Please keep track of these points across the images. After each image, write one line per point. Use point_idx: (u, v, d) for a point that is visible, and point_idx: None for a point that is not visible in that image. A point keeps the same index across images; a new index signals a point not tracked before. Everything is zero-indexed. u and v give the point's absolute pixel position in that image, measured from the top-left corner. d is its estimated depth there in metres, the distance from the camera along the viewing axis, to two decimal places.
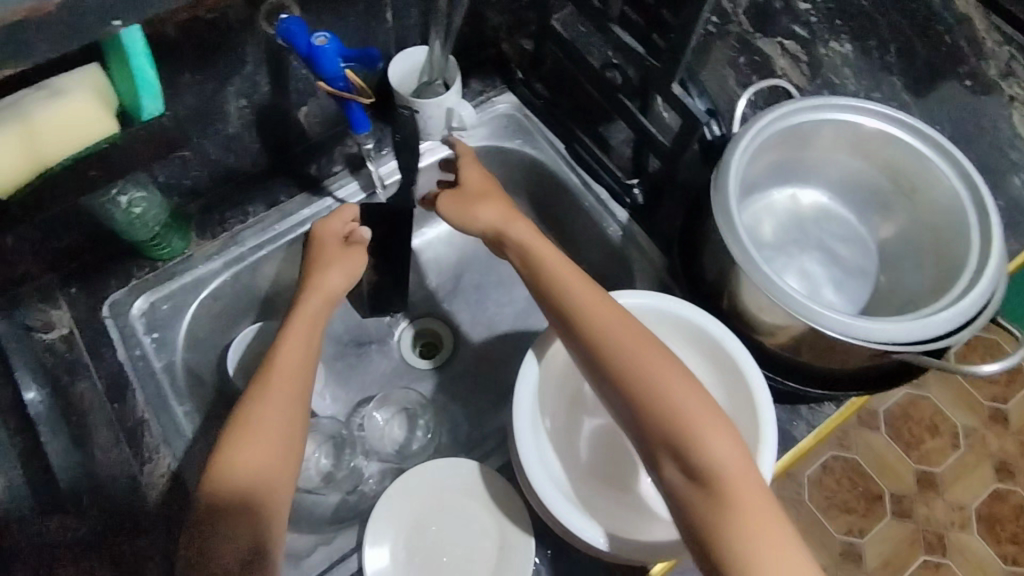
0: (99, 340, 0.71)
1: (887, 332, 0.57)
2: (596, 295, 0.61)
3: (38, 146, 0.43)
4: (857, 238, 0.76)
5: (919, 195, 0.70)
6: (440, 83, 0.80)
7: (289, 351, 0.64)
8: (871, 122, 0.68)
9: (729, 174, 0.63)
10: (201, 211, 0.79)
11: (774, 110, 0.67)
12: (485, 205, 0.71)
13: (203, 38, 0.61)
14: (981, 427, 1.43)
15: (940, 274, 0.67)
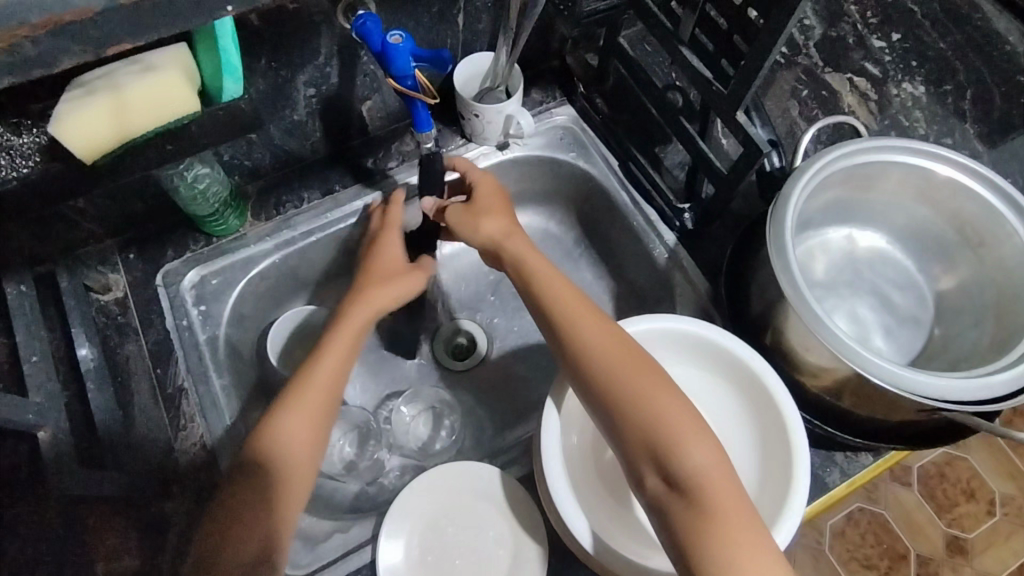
0: (151, 307, 0.73)
1: (940, 388, 0.55)
2: (581, 305, 0.62)
3: (125, 117, 0.45)
4: (913, 286, 0.74)
5: (986, 248, 0.67)
6: (502, 90, 0.82)
7: (333, 349, 0.65)
8: (941, 169, 0.66)
9: (787, 208, 0.62)
10: (258, 192, 0.81)
11: (841, 147, 0.65)
12: (490, 215, 0.71)
13: (284, 26, 0.63)
14: (1019, 496, 1.37)
15: (1001, 332, 0.64)
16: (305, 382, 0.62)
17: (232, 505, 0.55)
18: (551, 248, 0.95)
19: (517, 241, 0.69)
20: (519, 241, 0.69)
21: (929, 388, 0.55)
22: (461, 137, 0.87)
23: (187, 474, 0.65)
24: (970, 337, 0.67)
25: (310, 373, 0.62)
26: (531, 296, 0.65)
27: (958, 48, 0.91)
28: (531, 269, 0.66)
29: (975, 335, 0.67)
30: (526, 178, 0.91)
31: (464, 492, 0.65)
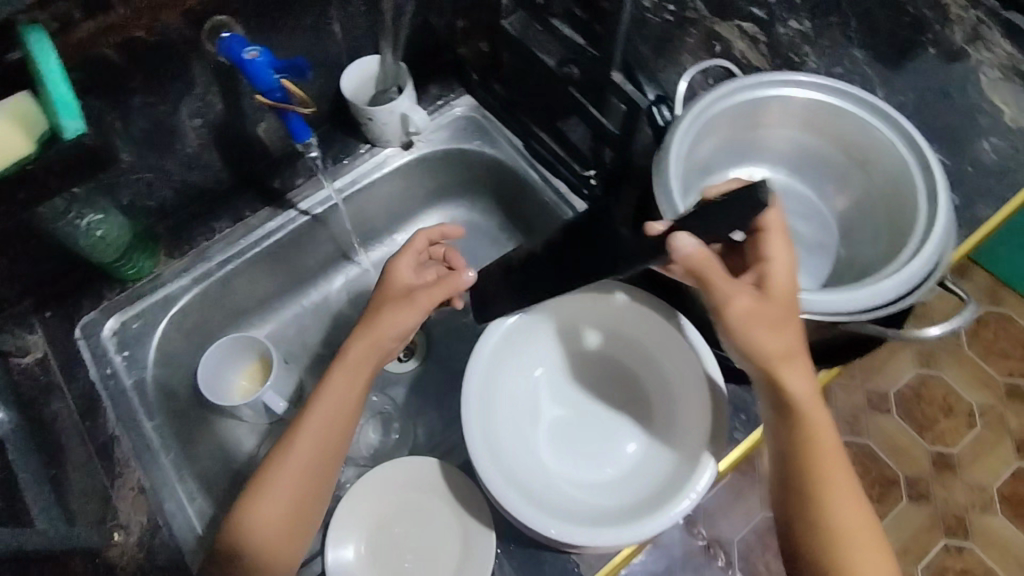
0: (73, 362, 0.73)
1: (838, 304, 0.57)
2: (839, 459, 0.56)
3: None
4: (815, 213, 0.76)
5: (871, 164, 0.69)
6: (394, 89, 0.83)
7: (335, 387, 0.63)
8: (815, 96, 0.68)
9: (670, 160, 0.63)
10: (170, 230, 0.80)
11: (716, 90, 0.66)
12: (779, 337, 0.54)
13: (149, 61, 0.63)
14: (996, 403, 1.40)
15: (894, 241, 0.66)
16: (303, 435, 0.61)
17: (235, 562, 0.57)
18: (478, 238, 0.95)
19: (798, 378, 0.55)
20: (795, 377, 0.55)
21: (828, 305, 0.57)
22: (366, 143, 0.87)
23: (130, 519, 0.65)
24: (870, 251, 0.69)
25: (311, 422, 0.61)
26: (804, 445, 0.55)
27: None
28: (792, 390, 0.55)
29: (873, 249, 0.69)
30: (438, 174, 0.92)
31: (407, 490, 0.66)
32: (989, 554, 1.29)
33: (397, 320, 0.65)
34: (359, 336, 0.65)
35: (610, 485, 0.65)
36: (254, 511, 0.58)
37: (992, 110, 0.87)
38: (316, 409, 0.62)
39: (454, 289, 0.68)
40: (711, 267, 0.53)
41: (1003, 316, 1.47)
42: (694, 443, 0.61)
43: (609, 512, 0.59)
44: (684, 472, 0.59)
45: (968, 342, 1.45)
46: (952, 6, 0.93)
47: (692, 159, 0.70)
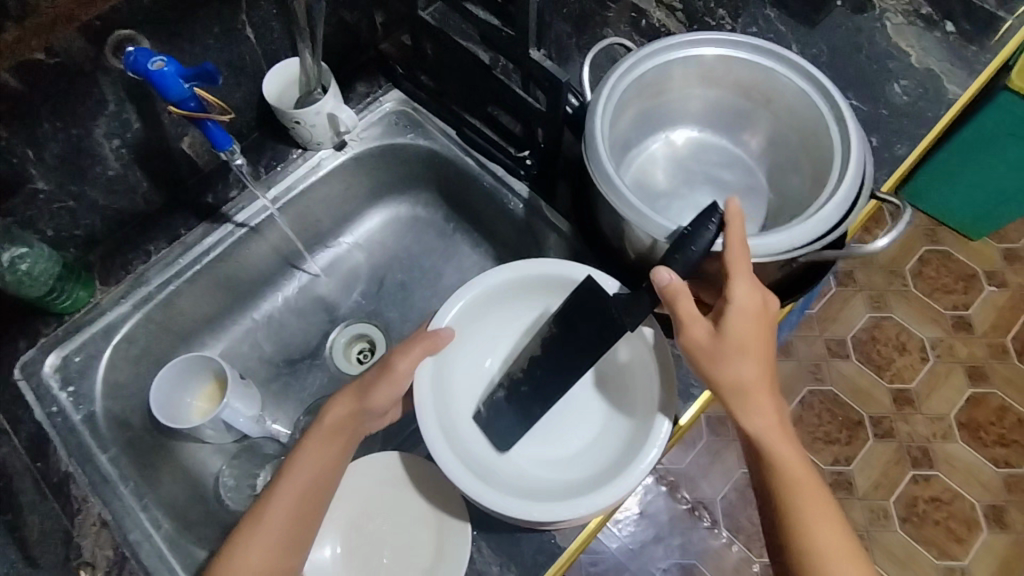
0: (16, 403, 0.71)
1: (784, 240, 0.61)
2: (812, 489, 0.58)
3: None
4: (737, 160, 0.79)
5: (774, 103, 0.73)
6: (319, 90, 0.81)
7: (312, 453, 0.62)
8: (711, 51, 0.71)
9: (595, 139, 0.65)
10: (102, 258, 0.79)
11: (617, 69, 0.68)
12: (729, 360, 0.59)
13: (53, 83, 0.62)
14: (946, 336, 1.47)
15: (817, 169, 0.70)
16: (282, 501, 0.59)
17: None
18: (426, 233, 0.95)
19: (753, 414, 0.59)
20: (753, 415, 0.59)
21: (776, 244, 0.61)
22: (298, 148, 0.86)
23: (94, 554, 0.64)
24: (795, 183, 0.73)
25: (290, 486, 0.60)
26: (775, 478, 0.58)
27: None
28: (750, 423, 0.59)
29: (799, 181, 0.73)
30: (375, 172, 0.91)
31: (379, 487, 0.66)
32: (953, 479, 1.35)
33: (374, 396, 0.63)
34: (334, 403, 0.64)
35: (567, 461, 0.66)
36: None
37: (901, 54, 0.91)
38: (294, 476, 0.60)
39: (431, 349, 0.63)
40: (683, 300, 0.58)
41: (940, 252, 1.54)
42: (644, 408, 0.63)
43: (574, 486, 0.61)
44: (637, 440, 0.61)
45: (912, 281, 1.51)
46: None
47: (615, 133, 0.72)
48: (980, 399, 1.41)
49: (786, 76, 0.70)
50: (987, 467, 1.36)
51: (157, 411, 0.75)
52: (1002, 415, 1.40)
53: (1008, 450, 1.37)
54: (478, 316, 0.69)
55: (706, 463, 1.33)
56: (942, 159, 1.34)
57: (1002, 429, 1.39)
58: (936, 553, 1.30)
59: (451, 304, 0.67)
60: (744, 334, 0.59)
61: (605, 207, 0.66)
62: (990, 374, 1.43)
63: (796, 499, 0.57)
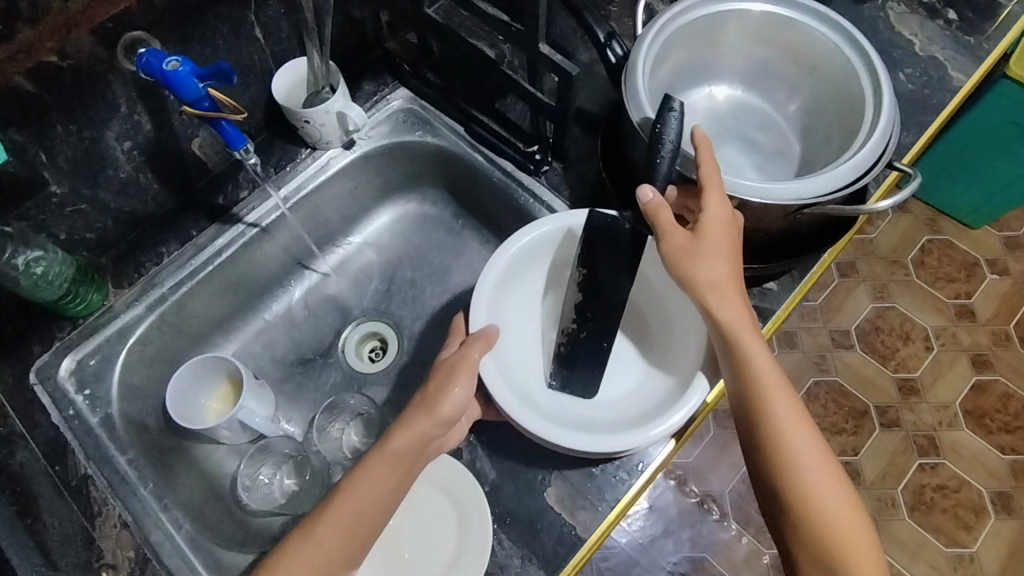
0: (32, 407, 0.71)
1: (795, 190, 0.61)
2: (778, 383, 0.59)
3: None
4: (773, 123, 0.80)
5: (818, 69, 0.74)
6: (327, 90, 0.81)
7: (370, 476, 0.58)
8: (764, 8, 0.73)
9: (635, 70, 0.67)
10: (114, 261, 0.79)
11: (671, 10, 0.71)
12: (705, 260, 0.60)
13: (66, 85, 0.62)
14: (949, 325, 1.47)
15: (846, 136, 0.71)
16: (336, 509, 0.56)
17: None
18: (434, 231, 0.95)
19: (725, 309, 0.60)
20: (724, 307, 0.60)
21: (791, 192, 0.61)
22: (307, 147, 0.86)
23: (116, 555, 0.64)
24: (825, 151, 0.75)
25: (347, 495, 0.57)
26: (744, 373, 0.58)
27: None
28: (720, 316, 0.59)
29: (827, 148, 0.74)
30: (384, 169, 0.91)
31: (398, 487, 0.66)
32: (960, 467, 1.36)
33: (433, 421, 0.60)
34: (402, 427, 0.60)
35: (607, 400, 0.69)
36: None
37: (905, 43, 0.91)
38: (348, 490, 0.57)
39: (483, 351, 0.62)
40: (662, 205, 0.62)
41: (942, 241, 1.54)
42: (688, 350, 0.66)
43: (616, 423, 0.64)
44: (682, 381, 0.63)
45: (915, 270, 1.52)
46: None
47: (654, 77, 0.74)
48: (985, 387, 1.42)
49: (831, 39, 0.71)
50: (994, 455, 1.37)
51: (173, 410, 0.74)
52: (1007, 402, 1.41)
53: (1014, 437, 1.37)
54: (521, 273, 0.71)
55: (714, 456, 1.33)
56: (944, 150, 1.35)
57: (1007, 416, 1.39)
58: (945, 541, 1.30)
59: (495, 264, 0.68)
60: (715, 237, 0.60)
61: (637, 144, 0.67)
62: (995, 362, 1.43)
63: (769, 404, 0.58)
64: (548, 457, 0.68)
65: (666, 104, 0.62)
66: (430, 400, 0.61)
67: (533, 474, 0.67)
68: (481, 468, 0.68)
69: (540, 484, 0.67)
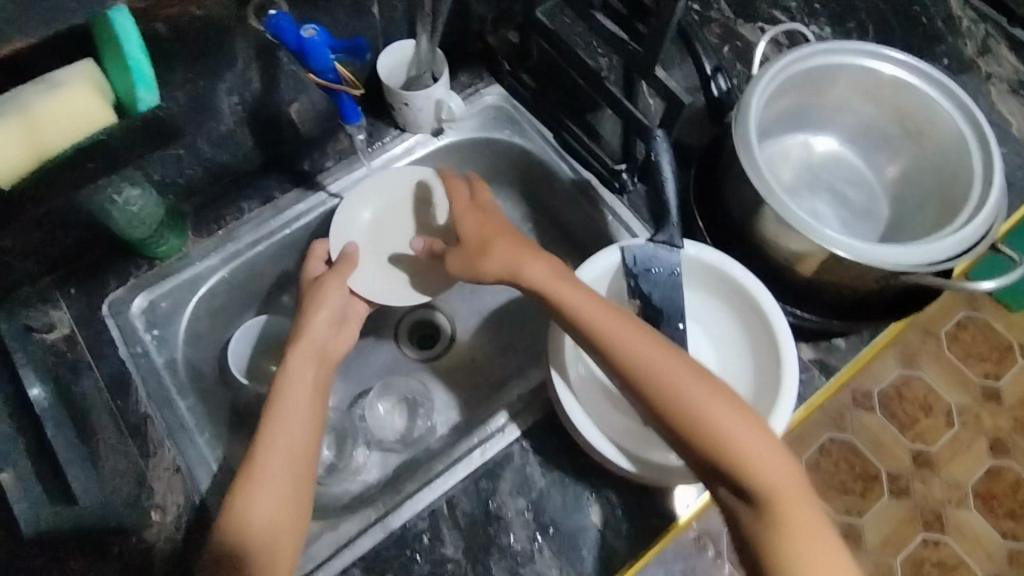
0: (101, 339, 0.72)
1: (891, 256, 0.62)
2: (667, 361, 0.57)
3: (38, 138, 0.43)
4: (865, 182, 0.80)
5: (926, 138, 0.74)
6: (429, 75, 0.82)
7: (293, 388, 0.65)
8: (887, 69, 0.72)
9: (749, 109, 0.67)
10: (196, 209, 0.79)
11: (792, 54, 0.71)
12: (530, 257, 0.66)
13: (197, 34, 0.63)
14: (973, 404, 1.45)
15: (944, 208, 0.71)
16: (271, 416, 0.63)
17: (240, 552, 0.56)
18: None
19: (590, 306, 0.61)
20: (582, 302, 0.61)
21: (887, 257, 0.62)
22: (395, 128, 0.87)
23: (165, 497, 0.65)
24: (917, 219, 0.75)
25: (277, 410, 0.63)
26: (627, 367, 0.57)
27: None
28: (597, 326, 0.60)
29: (919, 217, 0.75)
30: (466, 162, 0.92)
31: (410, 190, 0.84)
32: (963, 548, 1.34)
33: (321, 321, 0.71)
34: (304, 333, 0.70)
35: None
36: (250, 498, 0.58)
37: (1002, 121, 0.90)
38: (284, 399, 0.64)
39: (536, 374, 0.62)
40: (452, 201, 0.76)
41: (979, 320, 1.52)
42: (763, 391, 0.65)
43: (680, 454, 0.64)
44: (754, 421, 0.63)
45: (947, 343, 1.50)
46: (964, 18, 0.96)
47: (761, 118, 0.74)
48: (998, 471, 1.40)
49: (948, 112, 0.71)
50: (996, 540, 1.35)
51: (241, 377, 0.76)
52: (1018, 488, 1.39)
53: (1018, 524, 1.36)
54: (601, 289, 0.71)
55: None
56: None
57: (1015, 503, 1.38)
58: None
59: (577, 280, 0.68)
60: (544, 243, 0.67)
61: (739, 181, 0.67)
62: (1012, 449, 1.42)
63: (667, 391, 0.55)
64: (598, 473, 0.68)
65: (749, 165, 0.65)
66: (309, 311, 0.72)
67: (580, 488, 0.67)
68: (530, 474, 0.68)
69: (586, 499, 0.67)
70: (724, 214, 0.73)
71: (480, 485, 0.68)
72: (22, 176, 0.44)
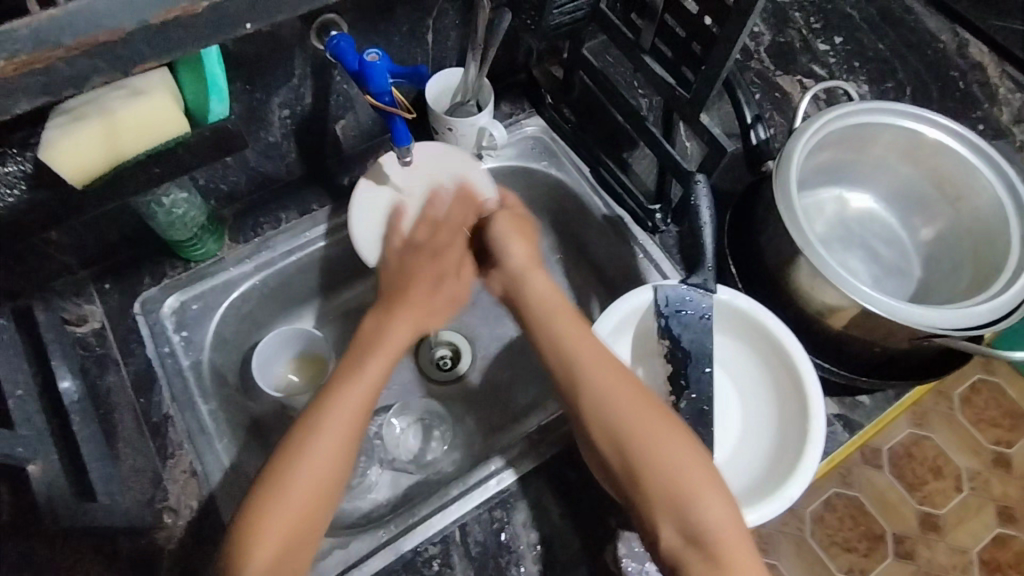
0: (131, 336, 0.72)
1: (926, 317, 0.62)
2: (631, 397, 0.61)
3: (116, 139, 0.47)
4: (898, 241, 0.80)
5: (963, 203, 0.75)
6: (472, 104, 0.83)
7: (369, 369, 0.66)
8: (928, 133, 0.73)
9: (790, 160, 0.68)
10: (236, 215, 0.81)
11: (835, 110, 0.71)
12: (532, 280, 0.72)
13: (258, 48, 0.64)
14: (984, 470, 1.41)
15: (978, 274, 0.71)
16: (338, 397, 0.63)
17: (266, 526, 0.56)
18: None
19: (570, 338, 0.65)
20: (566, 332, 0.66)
21: (920, 318, 0.62)
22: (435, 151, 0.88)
23: (179, 501, 0.65)
24: (950, 282, 0.75)
25: (342, 393, 0.63)
26: (591, 403, 0.61)
27: (895, 49, 0.98)
28: (569, 357, 0.64)
29: (952, 280, 0.75)
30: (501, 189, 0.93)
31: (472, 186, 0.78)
32: None
33: (403, 323, 0.70)
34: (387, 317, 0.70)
35: None
36: (290, 471, 0.58)
37: None
38: (353, 384, 0.64)
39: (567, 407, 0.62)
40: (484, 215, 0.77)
41: (993, 383, 1.48)
42: (786, 445, 0.64)
43: None
44: (776, 475, 0.62)
45: (960, 406, 1.46)
46: (1001, 85, 0.97)
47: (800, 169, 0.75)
48: (1005, 540, 1.36)
49: (988, 179, 0.71)
50: None
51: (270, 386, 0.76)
52: None
53: None
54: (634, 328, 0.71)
55: None
56: None
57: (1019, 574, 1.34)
58: None
59: (610, 315, 0.68)
60: (533, 283, 0.72)
61: (777, 231, 0.67)
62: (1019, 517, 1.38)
63: (623, 430, 0.59)
64: (615, 513, 0.67)
65: (788, 215, 0.66)
66: (387, 321, 0.70)
67: (595, 528, 0.66)
68: (545, 508, 0.68)
69: (601, 539, 0.66)
70: (758, 263, 0.73)
71: (494, 514, 0.67)
72: (98, 174, 0.49)
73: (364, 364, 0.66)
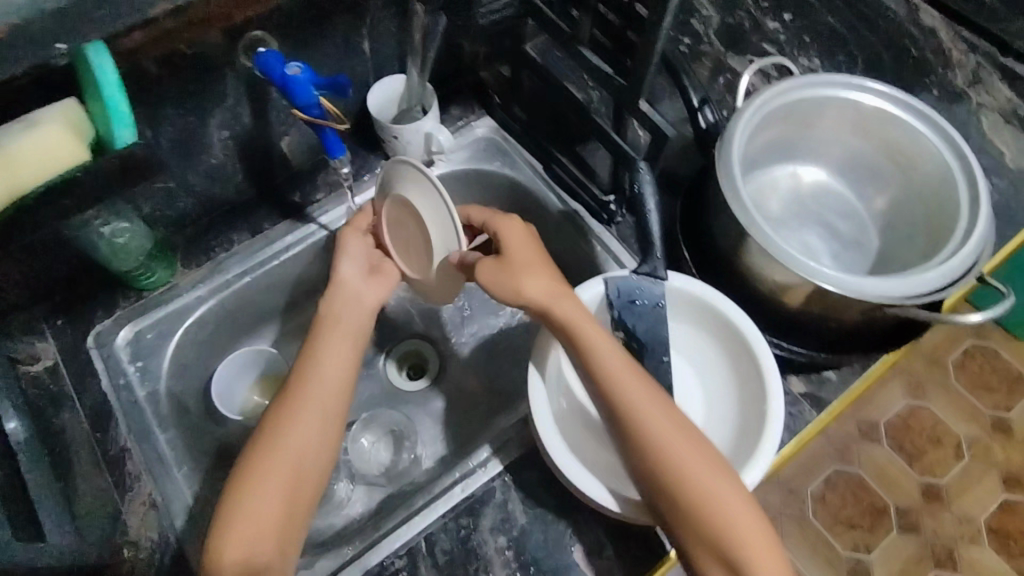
0: (85, 369, 0.72)
1: (876, 287, 0.61)
2: (662, 413, 0.59)
3: (15, 171, 0.46)
4: (855, 213, 0.80)
5: (913, 170, 0.74)
6: (418, 109, 0.83)
7: (332, 357, 0.64)
8: (871, 103, 0.73)
9: (731, 141, 0.67)
10: (186, 240, 0.80)
11: (776, 86, 0.71)
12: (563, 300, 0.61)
13: (185, 72, 0.64)
14: (983, 436, 1.37)
15: (932, 240, 0.71)
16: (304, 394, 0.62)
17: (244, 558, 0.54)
18: None
19: (603, 351, 0.60)
20: (600, 344, 0.60)
21: (870, 290, 0.61)
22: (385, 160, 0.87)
23: (139, 533, 0.64)
24: (908, 249, 0.74)
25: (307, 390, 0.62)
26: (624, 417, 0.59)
27: (846, 21, 0.97)
28: (596, 366, 0.60)
29: (909, 248, 0.74)
30: (457, 193, 0.93)
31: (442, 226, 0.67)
32: None
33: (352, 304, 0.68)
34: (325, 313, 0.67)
35: None
36: (255, 496, 0.56)
37: (995, 151, 0.89)
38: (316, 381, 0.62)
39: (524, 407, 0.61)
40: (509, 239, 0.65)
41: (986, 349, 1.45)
42: (748, 426, 0.63)
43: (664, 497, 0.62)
44: (738, 458, 0.61)
45: (954, 371, 1.43)
46: (954, 48, 0.96)
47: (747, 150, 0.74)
48: (1013, 507, 1.32)
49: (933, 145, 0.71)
50: None
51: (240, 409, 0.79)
52: None
53: None
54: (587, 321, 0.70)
55: None
56: None
57: None
58: None
59: None
60: (566, 302, 0.61)
61: (724, 213, 0.67)
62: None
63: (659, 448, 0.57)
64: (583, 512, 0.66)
65: (732, 196, 0.65)
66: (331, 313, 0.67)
67: (563, 527, 0.65)
68: (512, 511, 0.67)
69: (569, 537, 0.65)
70: (710, 248, 0.72)
71: (460, 522, 0.66)
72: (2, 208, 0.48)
73: (320, 359, 0.64)
